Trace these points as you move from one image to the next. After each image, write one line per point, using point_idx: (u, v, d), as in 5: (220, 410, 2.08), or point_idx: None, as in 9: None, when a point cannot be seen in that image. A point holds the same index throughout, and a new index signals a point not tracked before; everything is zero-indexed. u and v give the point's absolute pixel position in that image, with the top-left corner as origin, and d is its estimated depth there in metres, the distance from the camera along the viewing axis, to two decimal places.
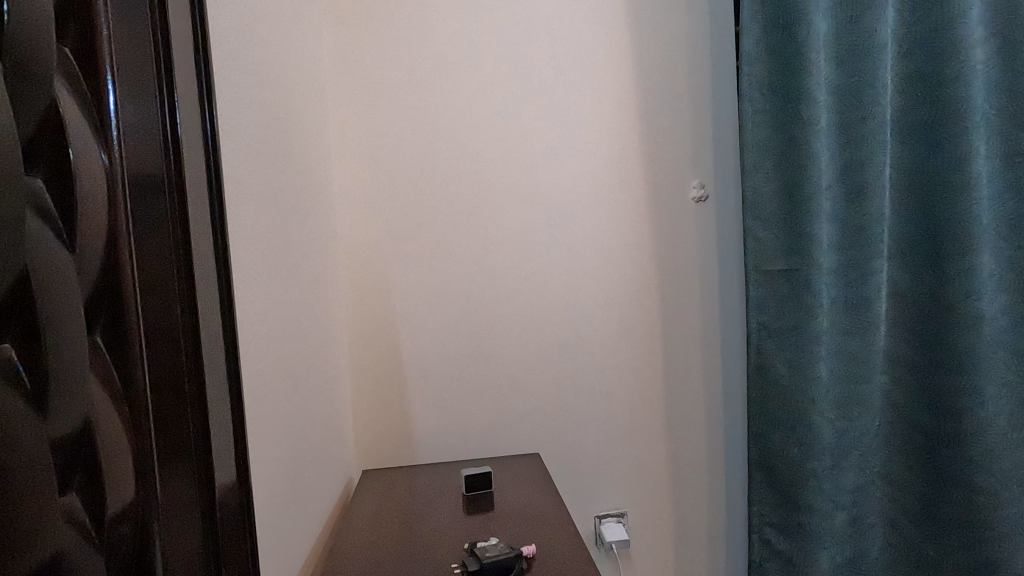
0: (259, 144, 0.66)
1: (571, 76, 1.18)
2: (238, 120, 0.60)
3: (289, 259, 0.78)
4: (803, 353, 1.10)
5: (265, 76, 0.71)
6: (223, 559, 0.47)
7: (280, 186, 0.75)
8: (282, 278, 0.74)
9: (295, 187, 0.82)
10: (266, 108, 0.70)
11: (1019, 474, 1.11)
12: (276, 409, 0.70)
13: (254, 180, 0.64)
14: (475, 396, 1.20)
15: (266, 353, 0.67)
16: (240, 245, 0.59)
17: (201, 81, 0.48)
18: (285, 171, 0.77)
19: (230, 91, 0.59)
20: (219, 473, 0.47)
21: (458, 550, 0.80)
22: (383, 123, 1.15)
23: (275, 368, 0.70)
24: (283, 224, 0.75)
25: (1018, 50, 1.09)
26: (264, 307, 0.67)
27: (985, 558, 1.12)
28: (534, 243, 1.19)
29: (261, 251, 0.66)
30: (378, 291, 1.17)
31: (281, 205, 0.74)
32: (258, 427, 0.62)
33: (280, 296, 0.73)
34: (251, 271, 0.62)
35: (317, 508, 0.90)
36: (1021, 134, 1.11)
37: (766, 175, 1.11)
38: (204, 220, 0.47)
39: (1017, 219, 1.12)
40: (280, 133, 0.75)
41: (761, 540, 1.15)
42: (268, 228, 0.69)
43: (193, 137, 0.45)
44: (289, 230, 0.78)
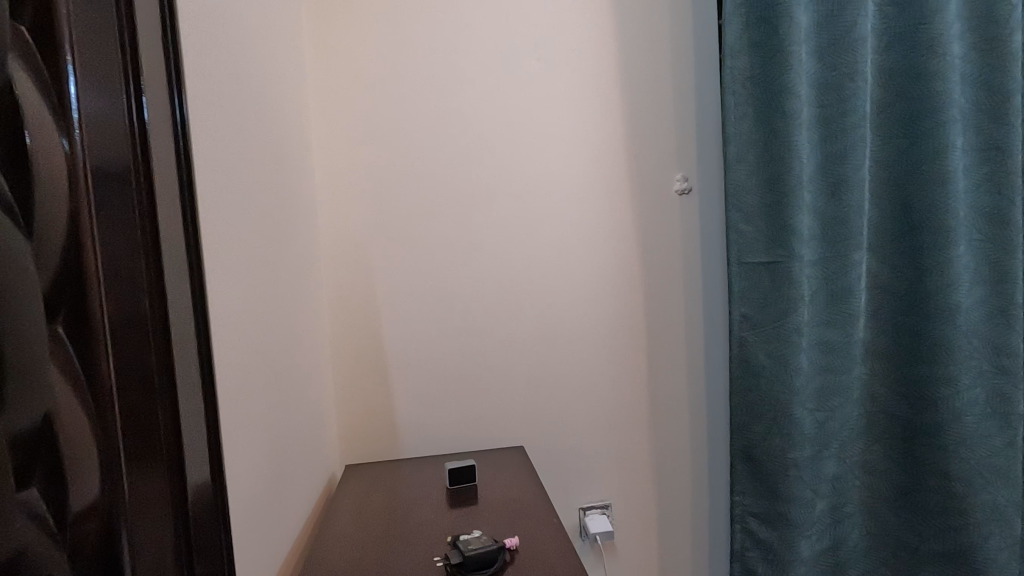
0: (234, 135, 0.65)
1: (554, 68, 1.18)
2: (211, 109, 0.59)
3: (267, 253, 0.77)
4: (785, 345, 1.11)
5: (240, 65, 0.69)
6: (194, 556, 0.46)
7: (258, 177, 0.73)
8: (260, 271, 0.73)
9: (274, 178, 0.81)
10: (241, 98, 0.69)
11: (991, 461, 1.14)
12: (253, 404, 0.69)
13: (229, 171, 0.63)
14: (459, 390, 1.19)
15: (243, 348, 0.66)
16: (214, 237, 0.58)
17: (170, 66, 0.47)
18: (262, 162, 0.75)
19: (202, 79, 0.57)
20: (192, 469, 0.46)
21: (441, 544, 0.80)
22: (364, 115, 1.13)
23: (253, 363, 0.69)
24: (260, 217, 0.74)
25: (994, 45, 1.11)
26: (241, 301, 0.65)
27: (959, 543, 1.15)
28: (517, 236, 1.19)
29: (237, 243, 0.64)
30: (360, 285, 1.16)
31: (258, 197, 0.73)
32: (234, 422, 0.62)
33: (257, 290, 0.72)
34: (226, 264, 0.61)
35: (299, 503, 0.89)
36: (995, 128, 1.13)
37: (749, 168, 1.11)
38: (175, 212, 0.46)
39: (991, 212, 1.14)
40: (257, 124, 0.74)
41: (743, 530, 1.16)
42: (245, 219, 0.68)
43: (161, 127, 0.44)
44: (267, 223, 0.77)
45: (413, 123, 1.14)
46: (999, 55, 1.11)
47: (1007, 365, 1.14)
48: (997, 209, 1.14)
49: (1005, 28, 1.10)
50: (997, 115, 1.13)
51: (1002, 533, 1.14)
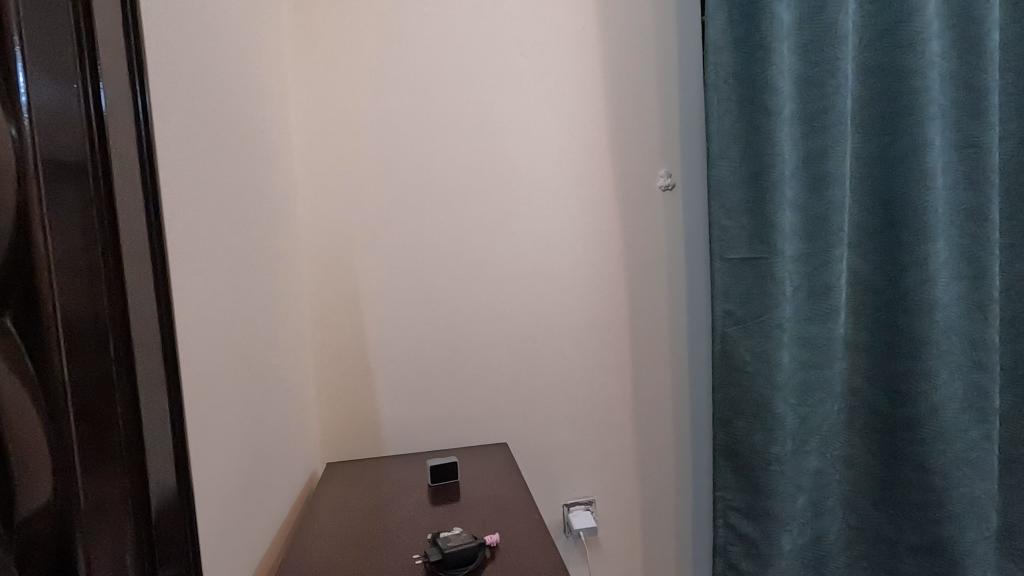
0: (202, 124, 0.63)
1: (536, 62, 1.17)
2: (175, 99, 0.57)
3: (240, 247, 0.75)
4: (766, 340, 1.11)
5: (211, 55, 0.67)
6: (157, 558, 0.46)
7: (228, 168, 0.71)
8: (232, 265, 0.72)
9: (247, 171, 0.79)
10: (210, 87, 0.67)
11: (969, 454, 1.15)
12: (225, 402, 0.67)
13: (196, 163, 0.61)
14: (441, 387, 1.19)
15: (213, 343, 0.64)
16: (182, 230, 0.57)
17: (132, 59, 0.46)
18: (235, 155, 0.74)
19: (165, 67, 0.56)
20: (155, 472, 0.46)
21: (421, 542, 0.80)
22: (344, 108, 1.12)
23: (224, 359, 0.68)
24: (231, 210, 0.72)
25: (973, 44, 1.13)
26: (210, 295, 0.64)
27: (938, 536, 1.16)
28: (500, 231, 1.18)
29: (206, 236, 0.63)
30: (341, 281, 1.14)
31: (229, 190, 0.71)
32: (203, 420, 0.60)
33: (228, 284, 0.70)
34: (193, 258, 0.59)
35: (277, 501, 0.88)
36: (973, 126, 1.14)
37: (731, 164, 1.12)
38: (137, 209, 0.45)
39: (969, 208, 1.16)
40: (227, 114, 0.72)
41: (726, 525, 1.17)
42: (216, 212, 0.66)
43: (121, 122, 0.44)
44: (239, 217, 0.75)
45: (393, 116, 1.13)
46: (978, 53, 1.12)
47: (984, 360, 1.16)
48: (975, 205, 1.15)
49: (982, 25, 1.12)
50: (975, 113, 1.14)
51: (981, 526, 1.15)
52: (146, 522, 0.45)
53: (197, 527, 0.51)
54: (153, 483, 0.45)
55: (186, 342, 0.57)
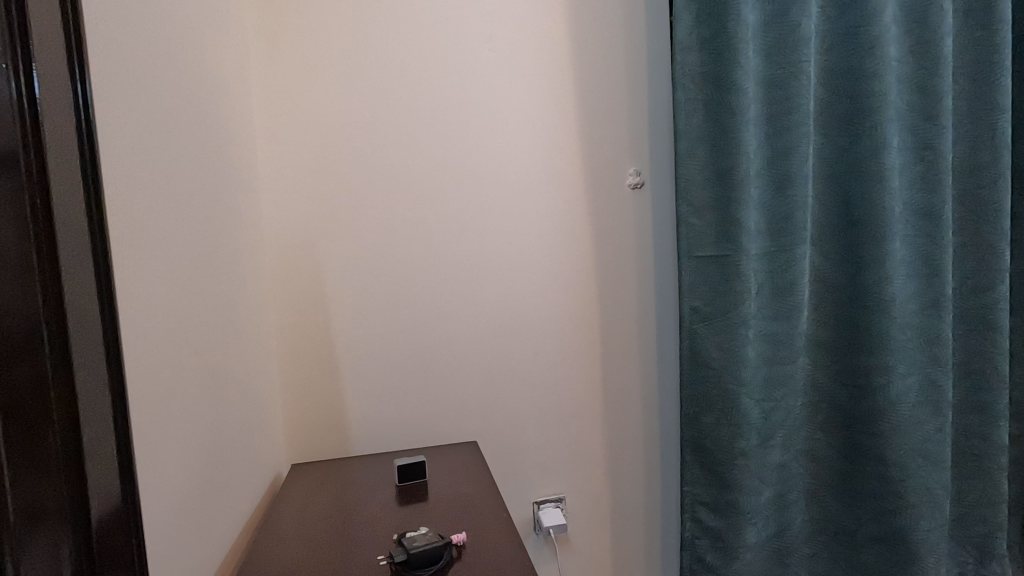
0: (152, 112, 0.61)
1: (505, 58, 1.16)
2: (120, 84, 0.55)
3: (195, 241, 0.72)
4: (732, 336, 1.13)
5: (161, 44, 0.65)
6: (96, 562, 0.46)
7: (181, 160, 0.69)
8: (186, 260, 0.69)
9: (202, 164, 0.77)
10: (160, 75, 0.64)
11: (924, 446, 1.19)
12: (179, 402, 0.65)
13: (144, 152, 0.59)
14: (409, 385, 1.17)
15: (164, 341, 0.62)
16: (128, 223, 0.55)
17: (69, 44, 0.44)
18: (188, 147, 0.71)
19: (109, 51, 0.53)
20: (95, 474, 0.46)
21: (387, 542, 0.78)
22: (309, 101, 1.09)
23: (176, 357, 0.65)
24: (185, 203, 0.69)
25: (929, 49, 1.16)
26: (160, 291, 0.61)
27: (894, 525, 1.20)
28: (470, 229, 1.18)
29: (156, 231, 0.60)
30: (307, 278, 1.12)
31: (182, 181, 0.69)
32: (152, 421, 0.58)
33: (182, 279, 0.68)
34: (140, 252, 0.57)
35: (238, 504, 0.85)
36: (929, 128, 1.18)
37: (698, 162, 1.13)
38: (76, 204, 0.44)
39: (924, 208, 1.20)
40: (180, 103, 0.70)
41: (694, 519, 1.19)
42: (167, 207, 0.64)
43: (59, 113, 0.42)
44: (194, 210, 0.73)
45: (359, 110, 1.11)
46: (933, 58, 1.16)
47: (939, 355, 1.20)
48: (930, 206, 1.19)
49: (937, 31, 1.16)
50: (930, 116, 1.18)
51: (934, 515, 1.19)
52: (85, 524, 0.45)
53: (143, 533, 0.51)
54: (93, 486, 0.45)
55: (132, 338, 0.55)
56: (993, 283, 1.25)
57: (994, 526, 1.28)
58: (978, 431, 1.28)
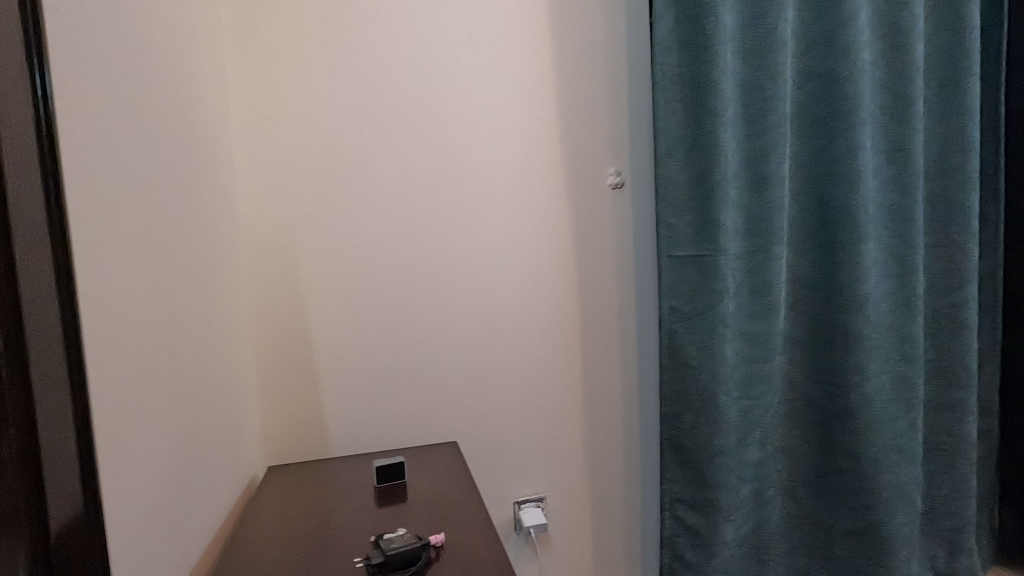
0: (111, 107, 0.59)
1: (485, 56, 1.16)
2: (75, 76, 0.53)
3: (161, 239, 0.70)
4: (711, 335, 1.14)
5: (124, 37, 0.63)
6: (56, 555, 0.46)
7: (145, 155, 0.67)
8: (152, 258, 0.67)
9: (169, 159, 0.75)
10: (119, 68, 0.62)
11: (896, 442, 1.22)
12: (145, 403, 0.63)
13: (102, 146, 0.57)
14: (388, 386, 1.16)
15: (128, 341, 0.60)
16: (87, 220, 0.53)
17: (29, 42, 0.45)
18: (153, 144, 0.69)
19: (64, 42, 0.51)
20: (52, 472, 0.45)
21: (364, 544, 0.77)
22: (285, 98, 1.08)
23: (141, 358, 0.64)
24: (149, 198, 0.68)
25: (902, 54, 1.19)
26: (123, 289, 0.60)
27: (868, 521, 1.22)
28: (451, 228, 1.17)
29: (118, 228, 0.59)
30: (283, 277, 1.10)
31: (145, 176, 0.67)
32: (117, 422, 0.56)
33: (147, 278, 0.66)
34: (99, 247, 0.55)
35: (211, 507, 0.84)
36: (901, 132, 1.21)
37: (678, 163, 1.14)
38: (32, 202, 0.44)
39: (897, 209, 1.22)
40: (144, 97, 0.68)
41: (673, 517, 1.19)
42: (130, 204, 0.62)
43: (13, 111, 0.43)
44: (160, 206, 0.71)
45: (336, 107, 1.10)
46: (905, 62, 1.19)
47: (910, 353, 1.23)
48: (902, 207, 1.22)
49: (908, 37, 1.18)
50: (903, 120, 1.20)
51: (906, 509, 1.22)
52: (42, 520, 0.45)
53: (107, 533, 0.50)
54: (50, 484, 0.45)
55: (93, 338, 0.53)
56: (962, 283, 1.28)
57: (963, 520, 1.31)
58: (949, 427, 1.31)
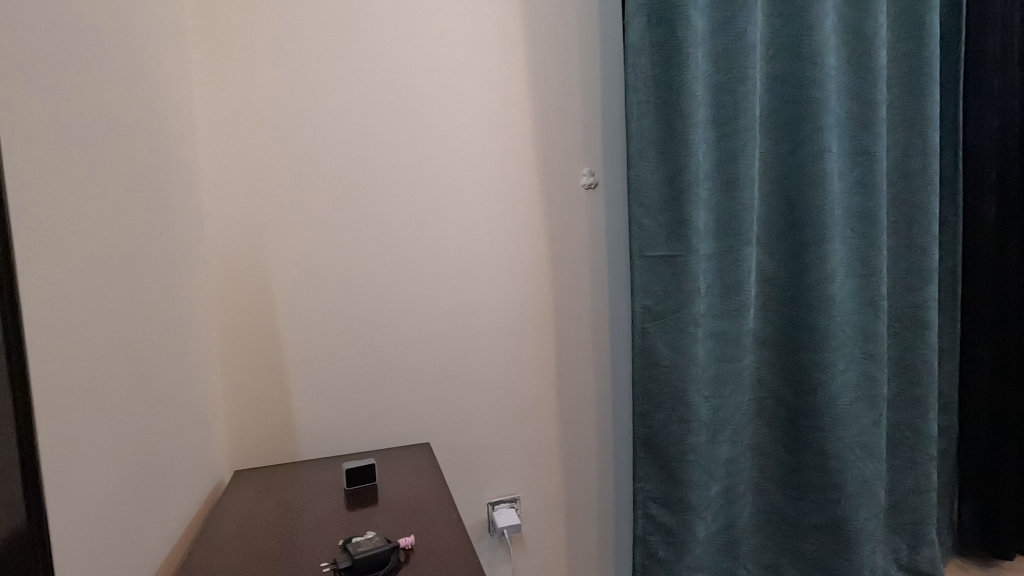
0: (53, 100, 0.57)
1: (457, 55, 1.15)
2: (11, 63, 0.50)
3: (113, 235, 0.68)
4: (682, 335, 1.15)
5: (70, 28, 0.61)
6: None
7: (94, 150, 0.65)
8: (103, 256, 0.65)
9: (122, 153, 0.72)
10: (65, 57, 0.60)
11: (861, 439, 1.25)
12: (95, 405, 0.61)
13: (43, 138, 0.55)
14: (359, 387, 1.14)
15: (76, 342, 0.58)
16: (24, 216, 0.51)
17: None
18: (103, 139, 0.67)
19: (3, 30, 0.49)
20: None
21: (331, 548, 0.76)
22: (251, 92, 1.05)
23: (90, 359, 0.61)
24: (98, 193, 0.65)
25: (865, 60, 1.22)
26: (69, 287, 0.57)
27: (834, 516, 1.25)
28: (423, 227, 1.16)
29: (59, 225, 0.56)
30: (250, 276, 1.08)
31: (94, 170, 0.64)
32: (60, 426, 0.54)
33: (98, 277, 0.63)
34: (38, 243, 0.53)
35: (172, 514, 0.81)
36: (865, 135, 1.24)
37: (650, 163, 1.15)
38: None
39: (861, 211, 1.26)
40: (92, 88, 0.65)
41: (645, 515, 1.20)
42: (75, 200, 0.60)
43: None
44: (111, 201, 0.68)
45: (305, 103, 1.08)
46: (869, 68, 1.22)
47: (874, 352, 1.26)
48: (866, 209, 1.25)
49: (872, 43, 1.21)
50: (867, 124, 1.24)
51: (870, 504, 1.25)
52: None
53: (48, 540, 0.48)
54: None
55: (32, 339, 0.51)
56: (923, 283, 1.32)
57: (924, 513, 1.35)
58: (911, 423, 1.35)
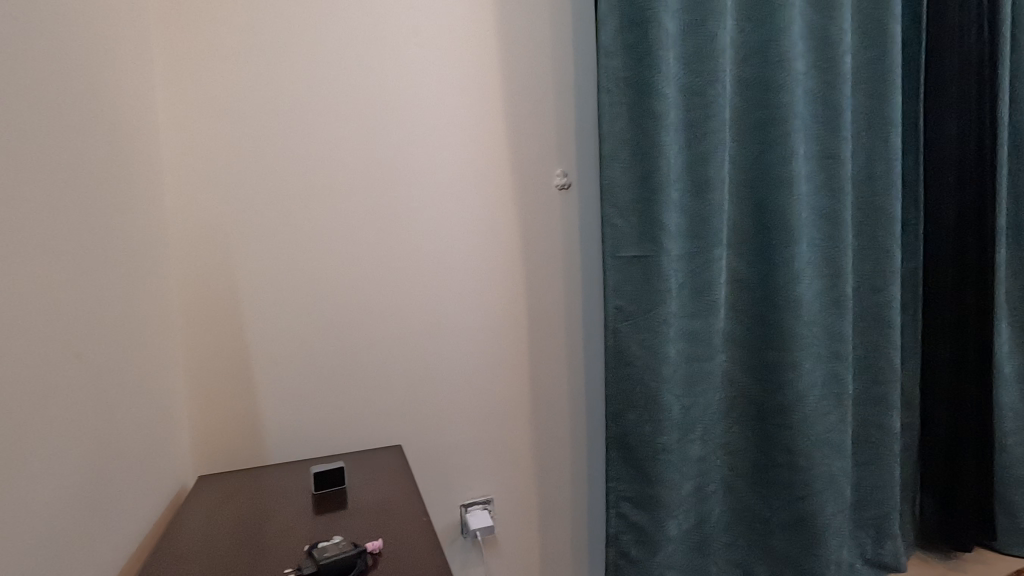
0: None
1: (430, 53, 1.14)
2: None
3: (63, 230, 0.65)
4: (654, 334, 1.16)
5: (18, 17, 0.58)
6: None
7: (43, 144, 0.62)
8: (52, 254, 0.62)
9: (74, 145, 0.69)
10: (12, 47, 0.57)
11: (827, 436, 1.27)
12: (41, 408, 0.58)
13: None
14: (329, 388, 1.12)
15: (19, 343, 0.55)
16: None
17: None
18: (54, 133, 0.64)
19: None
20: None
21: (296, 553, 0.74)
22: (217, 87, 1.02)
23: (34, 360, 0.58)
24: (45, 186, 0.62)
25: (831, 65, 1.25)
26: (12, 287, 0.55)
27: (802, 512, 1.27)
28: (395, 227, 1.15)
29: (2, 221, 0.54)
30: (215, 276, 1.05)
31: (45, 165, 0.62)
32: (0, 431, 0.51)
33: (46, 276, 0.61)
34: None
35: (130, 521, 0.78)
36: (831, 139, 1.27)
37: (622, 164, 1.16)
38: None
39: (827, 213, 1.28)
40: (41, 78, 0.62)
41: (618, 515, 1.21)
42: (21, 196, 0.57)
43: None
44: (60, 195, 0.65)
45: (273, 99, 1.05)
46: (834, 73, 1.25)
47: (840, 351, 1.29)
48: (833, 211, 1.28)
49: (837, 49, 1.24)
50: (833, 128, 1.26)
51: (836, 500, 1.28)
52: None
53: None
54: None
55: None
56: (887, 283, 1.35)
57: (888, 508, 1.38)
58: (875, 421, 1.38)
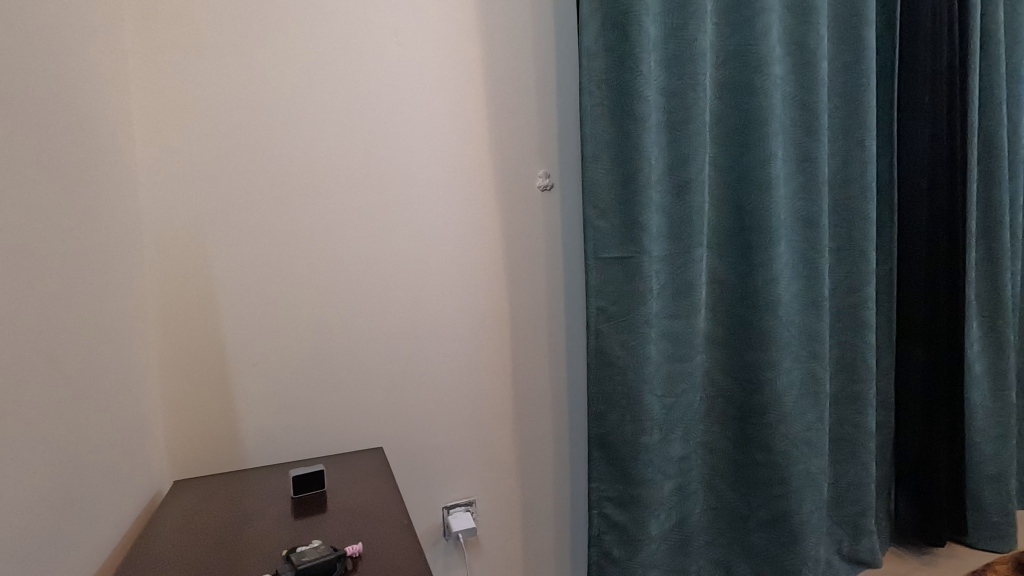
0: None
1: (412, 53, 1.14)
2: None
3: (32, 229, 0.63)
4: (636, 335, 1.17)
5: None
6: None
7: (12, 141, 0.60)
8: (20, 254, 0.60)
9: (45, 141, 0.67)
10: None
11: (805, 434, 1.29)
12: (7, 413, 0.56)
13: None
14: (309, 390, 1.11)
15: None
16: None
17: None
18: (23, 130, 0.63)
19: None
20: None
21: (274, 557, 0.73)
22: (194, 84, 1.00)
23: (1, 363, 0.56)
24: (13, 184, 0.60)
25: (808, 70, 1.27)
26: None
27: (780, 510, 1.29)
28: (376, 227, 1.14)
29: None
30: (192, 276, 1.03)
31: (13, 162, 0.60)
32: None
33: (13, 277, 0.59)
34: None
35: (103, 527, 0.76)
36: (808, 142, 1.29)
37: (604, 166, 1.16)
38: None
39: (805, 215, 1.31)
40: (10, 73, 0.61)
41: (600, 515, 1.21)
42: None
43: None
44: (30, 193, 0.63)
45: (252, 96, 1.04)
46: (811, 78, 1.27)
47: (817, 351, 1.31)
48: (810, 213, 1.30)
49: (814, 55, 1.26)
50: (810, 131, 1.29)
51: (814, 498, 1.29)
52: None
53: None
54: None
55: None
56: (862, 284, 1.38)
57: (864, 505, 1.41)
58: (852, 419, 1.41)
